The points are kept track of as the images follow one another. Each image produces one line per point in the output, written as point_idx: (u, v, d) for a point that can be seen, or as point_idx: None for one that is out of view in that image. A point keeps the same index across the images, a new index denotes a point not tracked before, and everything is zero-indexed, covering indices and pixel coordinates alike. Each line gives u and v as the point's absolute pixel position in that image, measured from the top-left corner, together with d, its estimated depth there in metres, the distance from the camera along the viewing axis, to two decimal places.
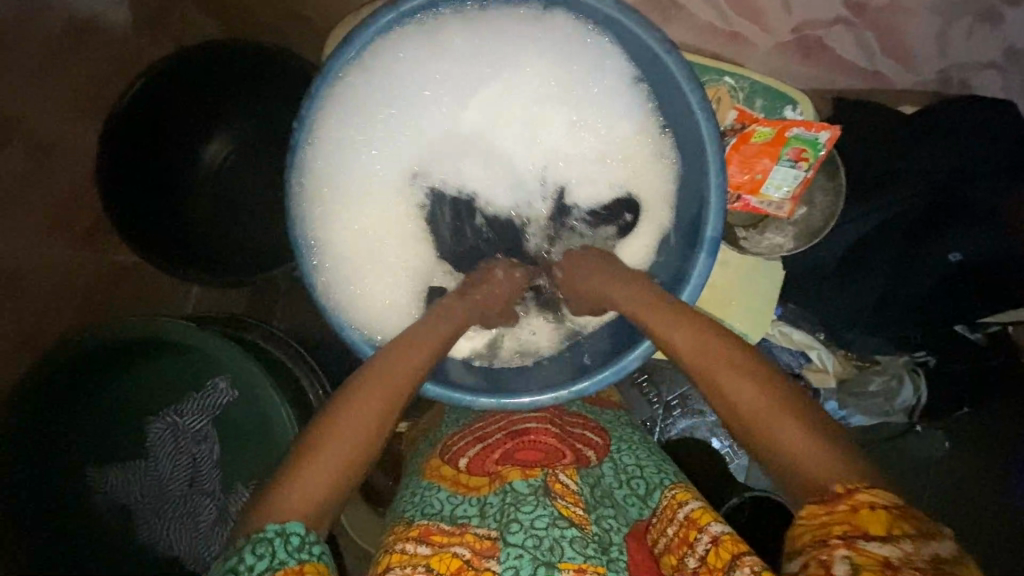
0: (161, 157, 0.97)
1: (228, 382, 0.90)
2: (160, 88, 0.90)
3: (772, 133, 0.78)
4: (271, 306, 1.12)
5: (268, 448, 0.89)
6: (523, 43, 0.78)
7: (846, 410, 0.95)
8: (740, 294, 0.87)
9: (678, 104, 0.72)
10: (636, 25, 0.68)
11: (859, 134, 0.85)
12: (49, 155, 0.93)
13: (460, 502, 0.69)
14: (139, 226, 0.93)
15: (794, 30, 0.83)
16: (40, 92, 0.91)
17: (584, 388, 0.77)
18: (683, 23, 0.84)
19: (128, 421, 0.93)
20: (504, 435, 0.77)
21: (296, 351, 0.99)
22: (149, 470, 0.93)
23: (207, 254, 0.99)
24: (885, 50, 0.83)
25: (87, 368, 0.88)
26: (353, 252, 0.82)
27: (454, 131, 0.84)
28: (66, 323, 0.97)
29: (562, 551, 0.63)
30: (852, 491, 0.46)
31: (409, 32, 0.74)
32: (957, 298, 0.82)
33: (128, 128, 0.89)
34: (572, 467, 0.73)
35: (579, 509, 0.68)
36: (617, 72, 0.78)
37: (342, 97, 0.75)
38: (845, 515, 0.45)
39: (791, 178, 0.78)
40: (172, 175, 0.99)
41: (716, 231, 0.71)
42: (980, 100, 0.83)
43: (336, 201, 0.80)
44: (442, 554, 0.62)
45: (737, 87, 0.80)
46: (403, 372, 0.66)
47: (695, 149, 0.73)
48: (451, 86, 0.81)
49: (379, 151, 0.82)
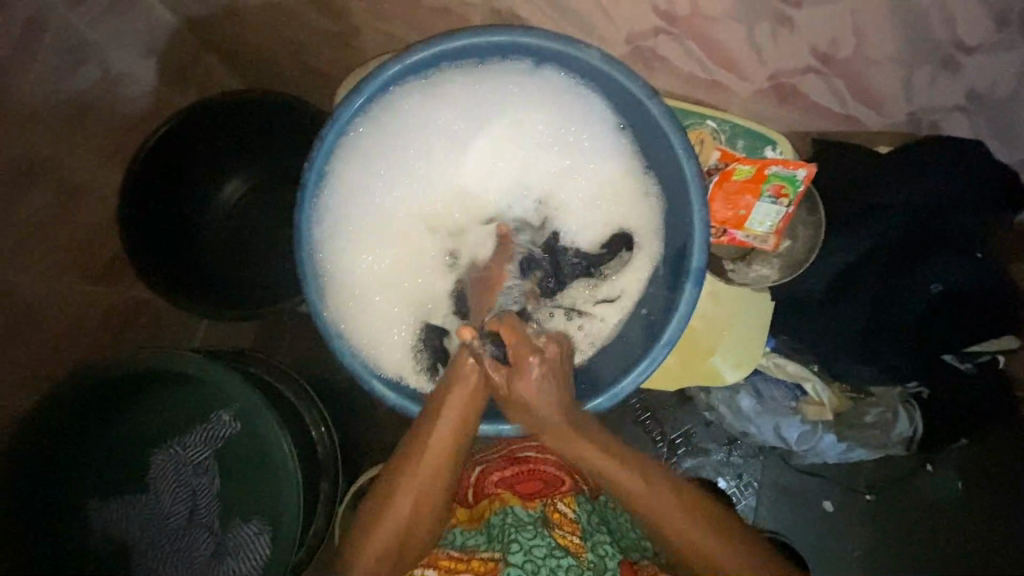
0: (179, 194, 1.03)
1: (231, 414, 0.93)
2: (179, 129, 0.96)
3: (752, 170, 0.82)
4: (277, 343, 1.16)
5: (270, 477, 0.91)
6: (518, 93, 0.84)
7: (845, 443, 0.97)
8: (731, 327, 0.92)
9: (663, 147, 0.77)
10: (622, 75, 0.73)
11: (837, 175, 0.88)
12: (82, 191, 0.98)
13: (470, 535, 0.77)
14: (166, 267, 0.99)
15: (770, 78, 0.83)
16: (83, 134, 0.97)
17: (582, 413, 0.79)
18: (666, 71, 0.86)
19: (135, 454, 0.94)
20: (505, 459, 0.84)
21: (300, 386, 1.02)
22: (149, 502, 0.93)
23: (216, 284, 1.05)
24: (855, 95, 0.82)
25: (95, 396, 0.90)
26: (358, 286, 0.86)
27: (454, 173, 0.88)
28: (79, 352, 1.00)
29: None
30: None
31: (413, 84, 0.80)
32: (943, 323, 0.85)
33: (155, 171, 0.97)
34: (569, 495, 0.81)
35: (576, 536, 0.76)
36: (606, 118, 0.83)
37: (350, 143, 0.80)
38: None
39: (773, 213, 0.83)
40: (191, 210, 1.05)
41: (701, 262, 0.75)
42: (952, 141, 0.83)
43: (344, 238, 0.85)
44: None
45: (719, 129, 0.86)
46: (445, 446, 0.73)
47: (679, 190, 0.78)
48: (451, 132, 0.86)
49: (384, 191, 0.86)
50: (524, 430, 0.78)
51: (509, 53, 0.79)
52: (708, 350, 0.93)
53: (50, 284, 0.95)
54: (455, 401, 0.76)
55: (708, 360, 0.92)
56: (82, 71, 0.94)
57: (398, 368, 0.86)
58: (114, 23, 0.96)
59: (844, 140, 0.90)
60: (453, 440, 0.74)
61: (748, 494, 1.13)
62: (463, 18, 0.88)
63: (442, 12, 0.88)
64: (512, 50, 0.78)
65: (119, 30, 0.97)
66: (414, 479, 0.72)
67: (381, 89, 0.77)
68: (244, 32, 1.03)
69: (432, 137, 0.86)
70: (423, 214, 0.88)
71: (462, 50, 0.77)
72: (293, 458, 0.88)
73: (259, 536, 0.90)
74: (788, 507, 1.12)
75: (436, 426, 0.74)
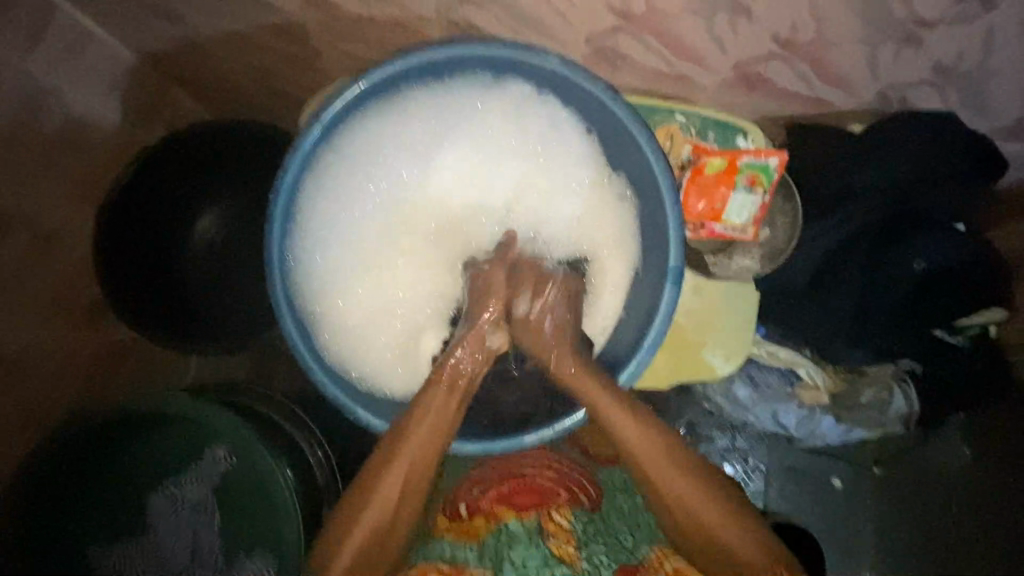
0: (154, 221, 1.01)
1: (226, 450, 0.92)
2: (162, 160, 0.98)
3: (724, 163, 0.81)
4: (272, 374, 1.18)
5: (268, 517, 0.91)
6: (481, 102, 0.82)
7: (844, 424, 0.96)
8: (718, 321, 0.91)
9: (630, 147, 0.77)
10: (581, 78, 0.73)
11: (812, 159, 0.87)
12: (53, 238, 0.96)
13: (460, 547, 0.75)
14: (150, 309, 1.00)
15: (733, 67, 0.80)
16: (45, 182, 0.94)
17: (571, 424, 0.77)
18: (631, 68, 0.84)
19: (133, 497, 0.93)
20: (500, 475, 0.82)
21: (294, 412, 1.02)
22: (150, 545, 0.91)
23: (191, 306, 1.04)
24: (823, 78, 0.80)
25: (88, 441, 0.90)
26: (339, 312, 0.85)
27: (425, 189, 0.87)
28: (63, 402, 0.99)
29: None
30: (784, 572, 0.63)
31: (375, 104, 0.79)
32: (935, 296, 0.85)
33: (133, 214, 0.98)
34: (565, 505, 0.79)
35: (571, 545, 0.74)
36: (571, 123, 0.82)
37: (316, 169, 0.79)
38: None
39: (749, 204, 0.83)
40: (157, 227, 1.01)
41: (678, 261, 0.75)
42: (922, 116, 0.81)
43: (318, 265, 0.84)
44: None
45: (689, 123, 0.85)
46: (428, 425, 0.74)
47: (651, 193, 0.78)
48: (416, 148, 0.85)
49: (353, 214, 0.85)
50: (520, 443, 0.76)
51: (466, 66, 0.77)
52: (697, 346, 0.92)
53: (39, 336, 0.95)
54: (438, 388, 0.77)
55: (699, 356, 0.92)
56: (45, 115, 0.92)
57: (397, 390, 0.85)
58: (72, 66, 0.94)
59: (818, 121, 0.88)
60: (441, 427, 0.74)
61: (755, 478, 1.13)
62: (421, 33, 0.86)
63: (398, 28, 0.85)
64: (469, 63, 0.77)
65: (79, 69, 0.96)
66: (399, 467, 0.72)
67: (340, 112, 0.76)
68: (205, 64, 1.02)
69: (397, 154, 0.84)
70: (395, 233, 0.87)
71: (419, 66, 0.76)
72: (287, 482, 0.90)
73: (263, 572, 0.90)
74: (797, 493, 1.12)
75: (428, 403, 0.75)
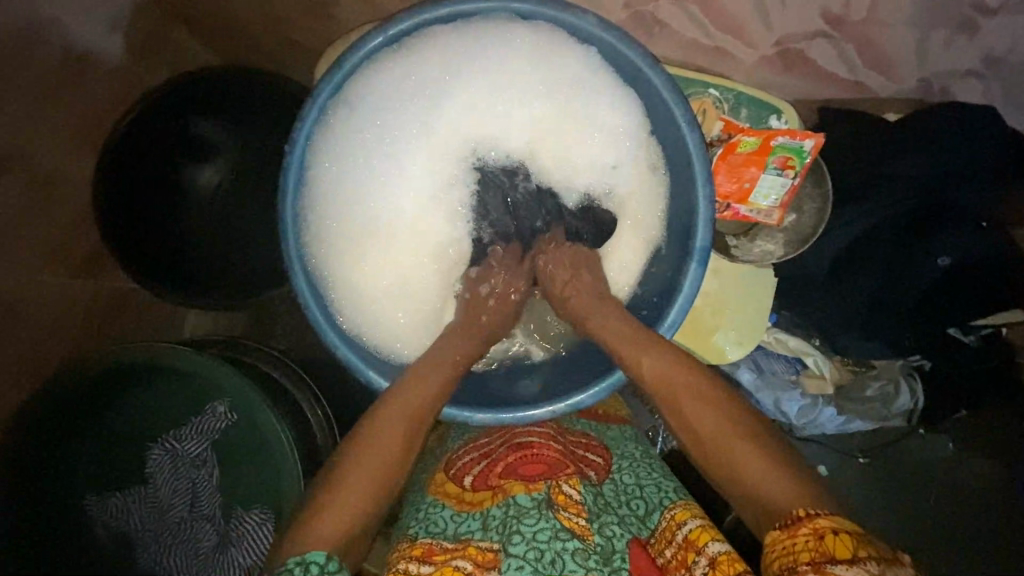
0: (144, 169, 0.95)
1: (226, 406, 0.89)
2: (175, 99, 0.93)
3: (757, 143, 0.79)
4: (269, 332, 1.17)
5: (269, 474, 0.90)
6: (510, 61, 0.80)
7: (845, 415, 0.96)
8: (732, 306, 0.90)
9: (665, 117, 0.75)
10: (617, 41, 0.70)
11: (843, 145, 0.85)
12: (53, 178, 0.93)
13: (462, 519, 0.70)
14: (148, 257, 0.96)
15: (776, 43, 0.81)
16: (48, 118, 0.90)
17: (581, 401, 0.81)
18: (667, 39, 0.83)
19: (133, 446, 0.93)
20: (508, 446, 0.78)
21: (293, 373, 1.00)
22: (150, 495, 0.92)
23: (188, 261, 1.01)
24: (867, 60, 0.81)
25: (81, 394, 0.87)
26: (350, 278, 0.84)
27: (443, 151, 0.85)
28: (60, 352, 0.97)
29: (563, 565, 0.64)
30: (813, 515, 0.50)
31: (397, 56, 0.76)
32: (960, 293, 0.83)
33: (129, 153, 0.91)
34: (575, 476, 0.72)
35: (582, 518, 0.68)
36: (602, 90, 0.81)
37: (331, 122, 0.77)
38: (810, 540, 0.49)
39: (778, 185, 0.79)
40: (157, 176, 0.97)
41: (706, 242, 0.74)
42: (961, 107, 0.81)
43: (328, 225, 0.82)
44: (443, 568, 0.65)
45: (722, 99, 0.81)
46: (391, 422, 0.68)
47: (680, 167, 0.76)
48: (436, 106, 0.82)
49: (371, 172, 0.83)
50: (528, 417, 0.82)
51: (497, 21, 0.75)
52: (711, 327, 0.91)
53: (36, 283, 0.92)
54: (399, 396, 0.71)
55: (711, 337, 0.91)
56: (52, 46, 0.88)
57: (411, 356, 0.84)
58: None
59: (854, 106, 0.85)
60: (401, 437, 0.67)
61: None
62: None
63: None
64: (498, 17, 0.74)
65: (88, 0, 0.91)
66: (351, 483, 0.61)
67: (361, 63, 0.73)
68: (222, 7, 0.98)
69: (416, 112, 0.82)
70: (412, 197, 0.85)
71: (447, 16, 0.73)
72: (290, 441, 0.86)
73: (263, 524, 0.88)
74: None
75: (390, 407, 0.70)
